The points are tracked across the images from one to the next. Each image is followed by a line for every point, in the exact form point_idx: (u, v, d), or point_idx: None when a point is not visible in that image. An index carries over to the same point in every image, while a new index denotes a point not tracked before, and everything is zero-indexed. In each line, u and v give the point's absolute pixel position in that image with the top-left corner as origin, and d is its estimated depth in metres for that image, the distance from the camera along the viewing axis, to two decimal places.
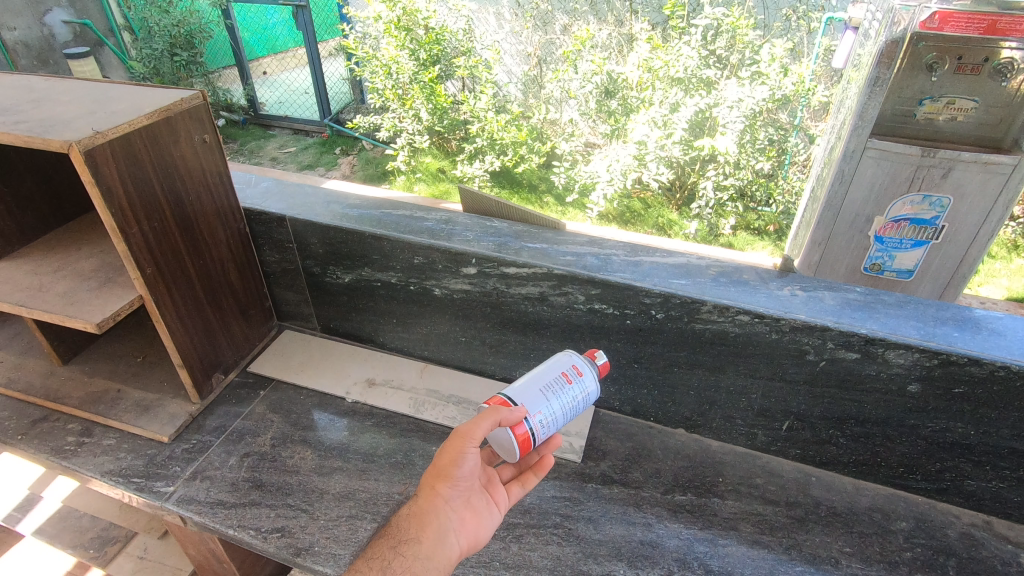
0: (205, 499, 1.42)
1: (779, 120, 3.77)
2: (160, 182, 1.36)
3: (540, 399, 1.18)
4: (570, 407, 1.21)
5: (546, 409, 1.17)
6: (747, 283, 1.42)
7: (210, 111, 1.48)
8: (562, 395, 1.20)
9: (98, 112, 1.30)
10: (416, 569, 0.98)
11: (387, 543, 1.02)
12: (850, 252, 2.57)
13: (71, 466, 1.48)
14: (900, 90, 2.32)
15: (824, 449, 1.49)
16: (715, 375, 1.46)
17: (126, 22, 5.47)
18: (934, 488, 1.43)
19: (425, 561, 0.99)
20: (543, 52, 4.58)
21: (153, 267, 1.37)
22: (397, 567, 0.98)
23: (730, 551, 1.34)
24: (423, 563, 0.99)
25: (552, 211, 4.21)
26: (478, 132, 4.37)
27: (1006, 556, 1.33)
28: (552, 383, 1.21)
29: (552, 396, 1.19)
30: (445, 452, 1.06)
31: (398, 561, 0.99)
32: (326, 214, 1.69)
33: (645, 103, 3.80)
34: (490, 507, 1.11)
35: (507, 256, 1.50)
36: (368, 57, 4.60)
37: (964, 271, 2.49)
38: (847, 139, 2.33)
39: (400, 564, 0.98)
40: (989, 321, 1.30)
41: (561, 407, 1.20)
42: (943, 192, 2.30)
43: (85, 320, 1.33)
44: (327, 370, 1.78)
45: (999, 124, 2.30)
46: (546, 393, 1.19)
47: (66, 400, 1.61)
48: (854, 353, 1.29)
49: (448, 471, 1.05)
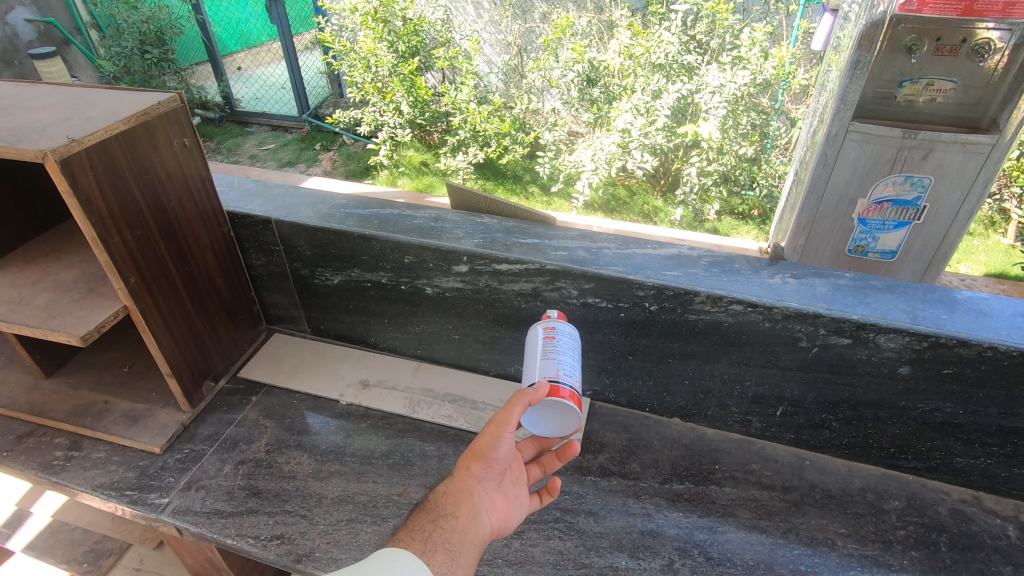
0: (201, 509, 1.40)
1: (761, 103, 3.76)
2: (140, 188, 1.32)
3: (551, 363, 1.16)
4: (574, 349, 1.23)
5: (553, 363, 1.16)
6: (738, 272, 1.43)
7: (189, 113, 1.44)
8: (562, 349, 1.20)
9: (72, 118, 1.26)
10: (454, 542, 0.93)
11: (425, 517, 0.96)
12: (835, 235, 2.60)
13: (60, 481, 1.45)
14: (880, 73, 2.34)
15: (817, 433, 1.51)
16: (709, 365, 1.47)
17: (92, 19, 5.31)
18: (924, 466, 1.46)
19: (461, 535, 0.94)
20: (523, 41, 4.49)
21: (137, 276, 1.34)
22: (438, 539, 0.92)
23: (729, 537, 1.35)
24: (460, 538, 0.94)
25: (537, 202, 4.21)
26: (460, 124, 4.33)
27: (995, 531, 1.36)
28: (545, 348, 1.20)
29: (558, 353, 1.18)
30: (481, 434, 1.04)
31: (437, 533, 0.93)
32: (313, 216, 1.66)
33: (627, 90, 3.80)
34: (521, 497, 1.08)
35: (498, 252, 1.49)
36: (346, 50, 4.52)
37: (946, 250, 2.53)
38: (830, 123, 2.35)
39: (439, 536, 0.93)
40: (975, 302, 1.33)
41: (569, 354, 1.19)
42: (924, 172, 2.33)
43: (69, 333, 1.30)
44: (319, 373, 1.77)
45: (977, 104, 2.33)
46: (550, 357, 1.17)
47: (52, 414, 1.57)
48: (845, 338, 1.31)
49: (484, 452, 1.02)
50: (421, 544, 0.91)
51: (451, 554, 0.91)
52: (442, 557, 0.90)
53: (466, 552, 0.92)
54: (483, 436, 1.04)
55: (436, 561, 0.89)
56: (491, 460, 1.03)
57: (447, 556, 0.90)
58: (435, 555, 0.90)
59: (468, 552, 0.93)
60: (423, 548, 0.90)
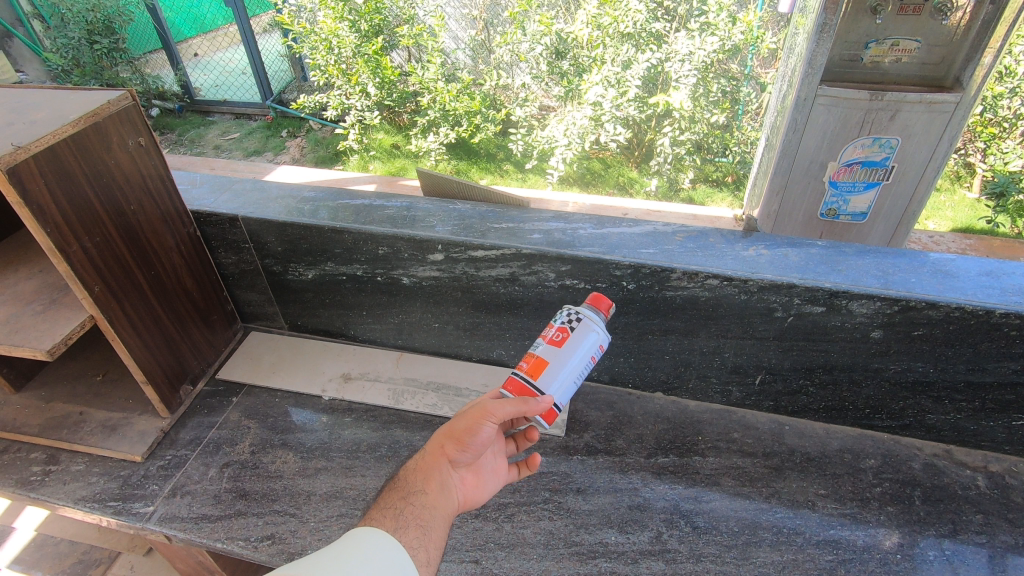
0: (188, 515, 1.38)
1: (731, 70, 3.76)
2: (96, 193, 1.27)
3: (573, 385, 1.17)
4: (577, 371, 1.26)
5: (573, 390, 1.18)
6: (713, 246, 1.43)
7: (142, 111, 1.38)
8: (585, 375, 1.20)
9: (15, 124, 1.19)
10: (425, 517, 0.94)
11: (396, 495, 0.98)
12: (806, 199, 2.62)
13: (39, 497, 1.42)
14: (847, 35, 2.33)
15: (795, 399, 1.55)
16: (688, 339, 1.49)
17: (34, 8, 4.97)
18: (898, 425, 1.51)
19: (432, 510, 0.96)
20: (488, 14, 4.40)
21: (101, 284, 1.29)
22: (409, 515, 0.93)
23: (715, 506, 1.39)
24: (430, 512, 0.96)
25: (512, 179, 4.19)
26: (430, 104, 4.24)
27: (965, 482, 1.42)
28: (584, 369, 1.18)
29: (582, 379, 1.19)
30: (461, 417, 1.05)
31: (409, 510, 0.95)
32: (282, 210, 1.61)
33: (597, 61, 3.76)
34: (498, 472, 1.11)
35: (473, 239, 1.48)
36: (306, 32, 4.38)
37: (914, 209, 2.57)
38: (799, 87, 2.34)
39: (410, 512, 0.94)
40: (943, 264, 1.35)
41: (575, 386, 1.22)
42: (892, 133, 2.35)
43: (33, 348, 1.26)
44: (300, 369, 1.75)
45: (941, 63, 2.35)
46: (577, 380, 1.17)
47: (24, 429, 1.53)
48: (819, 306, 1.33)
49: (463, 438, 1.03)
50: (393, 521, 0.92)
51: (423, 529, 0.92)
52: (414, 532, 0.91)
53: (437, 526, 0.94)
54: (463, 419, 1.04)
55: (408, 536, 0.90)
56: (467, 447, 1.03)
57: (419, 531, 0.91)
58: (408, 531, 0.90)
59: (439, 526, 0.94)
60: (395, 525, 0.91)
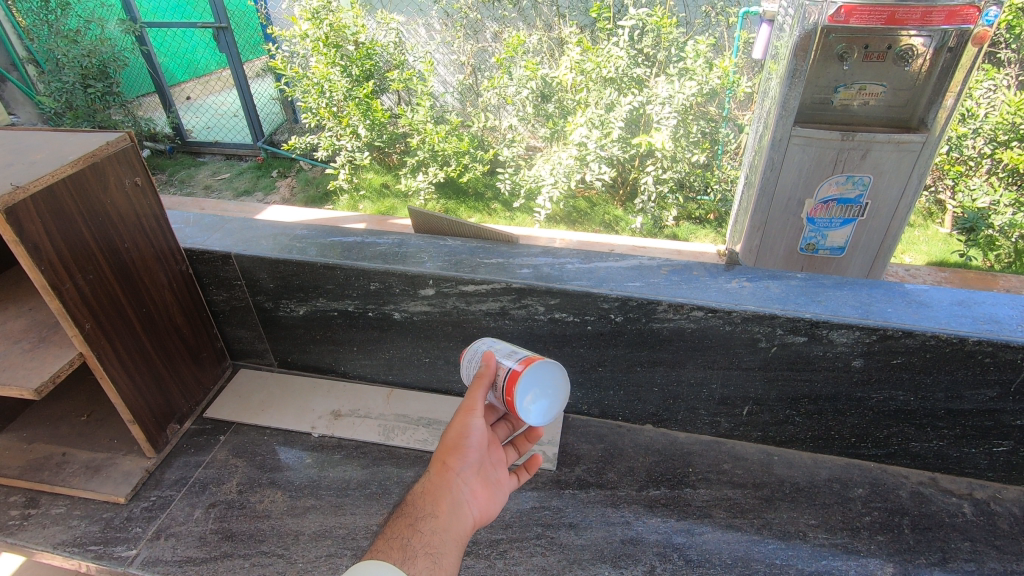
0: (172, 558, 1.35)
1: (710, 112, 3.91)
2: (91, 229, 1.28)
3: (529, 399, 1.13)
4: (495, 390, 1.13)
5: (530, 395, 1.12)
6: (697, 279, 1.48)
7: (140, 153, 1.41)
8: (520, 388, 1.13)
9: (14, 164, 1.22)
10: (434, 544, 0.94)
11: (403, 523, 0.97)
12: (785, 234, 2.70)
13: (17, 542, 1.38)
14: (817, 79, 2.45)
15: (783, 429, 1.57)
16: (675, 370, 1.52)
17: (29, 54, 5.03)
18: (884, 453, 1.53)
19: (442, 535, 0.96)
20: (476, 60, 4.62)
21: (93, 320, 1.29)
22: (417, 544, 0.93)
23: (708, 538, 1.38)
24: (441, 537, 0.95)
25: (500, 218, 4.25)
26: (419, 144, 4.31)
27: (952, 509, 1.44)
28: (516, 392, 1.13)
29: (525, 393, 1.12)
30: (450, 428, 1.08)
31: (417, 538, 0.94)
32: (274, 248, 1.64)
33: (581, 103, 3.89)
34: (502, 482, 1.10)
35: (463, 273, 1.51)
36: (299, 76, 4.49)
37: (889, 243, 2.66)
38: (774, 128, 2.46)
39: (419, 540, 0.94)
40: (917, 294, 1.41)
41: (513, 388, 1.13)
42: (864, 171, 2.45)
43: (21, 386, 1.25)
44: (289, 406, 1.74)
45: (906, 106, 2.48)
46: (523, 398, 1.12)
47: (4, 471, 1.50)
48: (801, 336, 1.37)
49: (457, 442, 1.06)
50: (400, 553, 0.92)
51: (432, 558, 0.92)
52: (423, 561, 0.91)
53: (449, 552, 0.94)
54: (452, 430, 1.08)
55: (417, 568, 0.90)
56: (466, 450, 1.06)
57: (428, 561, 0.91)
58: (416, 561, 0.91)
59: (450, 550, 0.94)
60: (402, 557, 0.91)
